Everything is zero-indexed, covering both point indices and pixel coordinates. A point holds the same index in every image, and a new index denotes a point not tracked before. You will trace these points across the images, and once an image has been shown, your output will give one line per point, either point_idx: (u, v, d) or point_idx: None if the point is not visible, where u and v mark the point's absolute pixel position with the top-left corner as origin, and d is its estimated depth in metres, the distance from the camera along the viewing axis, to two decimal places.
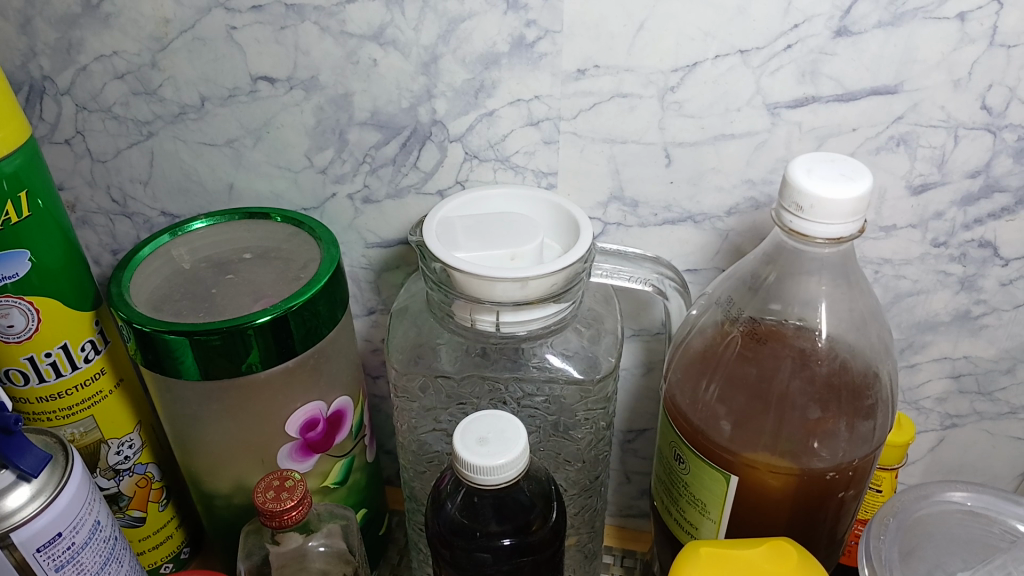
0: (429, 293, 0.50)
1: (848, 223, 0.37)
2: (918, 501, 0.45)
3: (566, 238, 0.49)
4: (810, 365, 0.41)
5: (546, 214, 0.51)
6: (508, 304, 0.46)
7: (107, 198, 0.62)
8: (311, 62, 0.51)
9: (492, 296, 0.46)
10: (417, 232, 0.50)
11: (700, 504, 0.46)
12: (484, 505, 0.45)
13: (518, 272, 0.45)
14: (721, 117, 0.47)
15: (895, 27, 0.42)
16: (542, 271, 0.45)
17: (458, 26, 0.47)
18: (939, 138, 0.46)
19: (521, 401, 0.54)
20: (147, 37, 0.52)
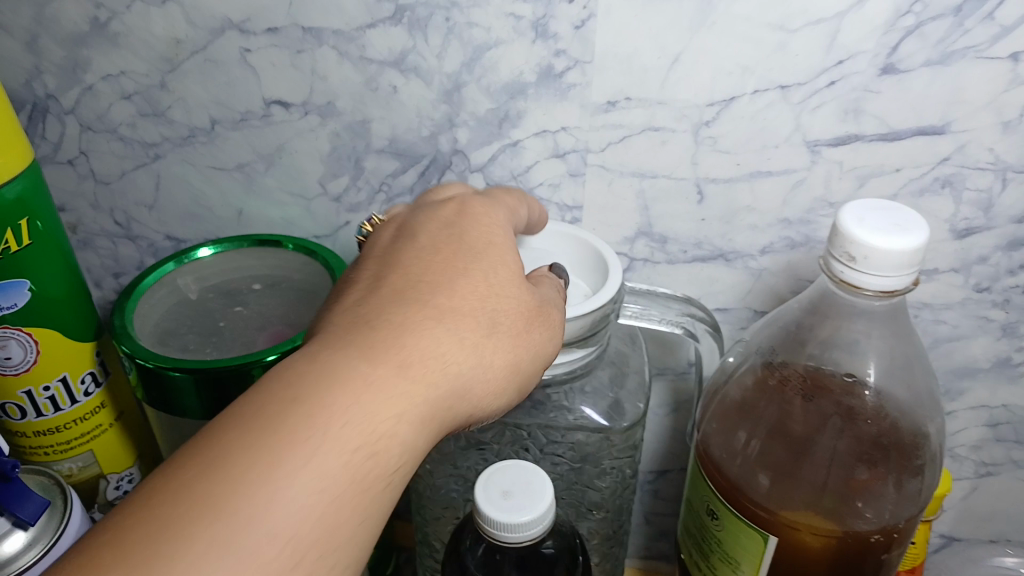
0: None
1: (903, 275, 0.35)
2: None
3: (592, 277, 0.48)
4: (857, 423, 0.40)
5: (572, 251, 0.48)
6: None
7: (111, 220, 0.59)
8: (328, 87, 0.49)
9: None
10: None
11: (733, 562, 0.44)
12: (507, 561, 0.43)
13: None
14: (758, 154, 0.45)
15: (944, 66, 0.40)
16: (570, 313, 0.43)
17: (484, 54, 0.45)
18: (986, 181, 0.44)
19: (544, 448, 0.51)
20: (157, 58, 0.50)
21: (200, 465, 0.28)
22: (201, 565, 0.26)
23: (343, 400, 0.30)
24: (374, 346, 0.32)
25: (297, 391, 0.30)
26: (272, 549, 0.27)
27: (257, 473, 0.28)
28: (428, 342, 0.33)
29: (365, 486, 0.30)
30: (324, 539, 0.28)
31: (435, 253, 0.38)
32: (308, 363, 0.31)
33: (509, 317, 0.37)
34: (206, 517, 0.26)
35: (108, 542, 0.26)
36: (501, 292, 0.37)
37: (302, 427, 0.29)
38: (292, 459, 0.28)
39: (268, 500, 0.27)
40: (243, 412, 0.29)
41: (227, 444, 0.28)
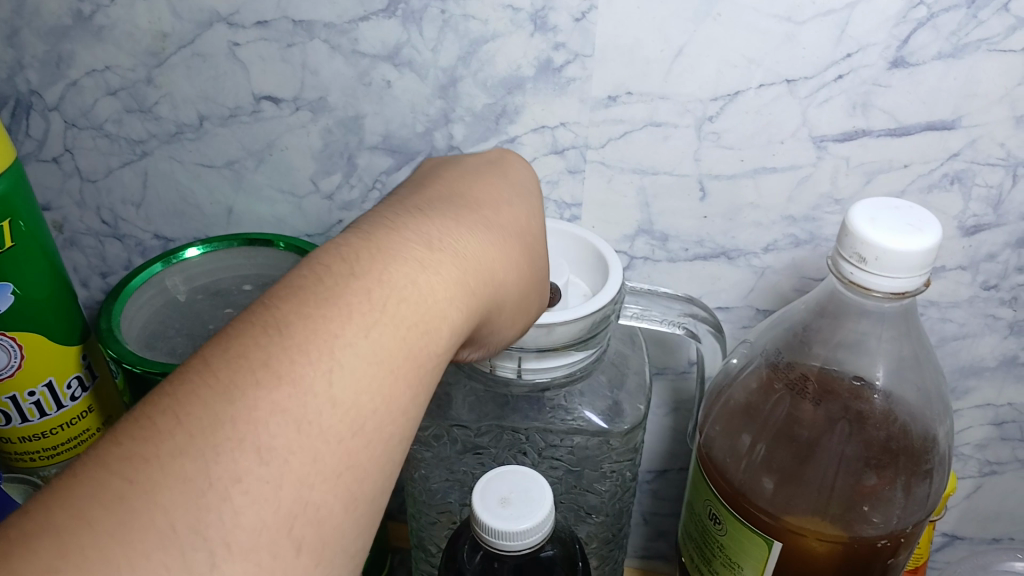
0: None
1: (915, 277, 0.34)
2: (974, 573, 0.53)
3: (592, 278, 0.46)
4: (867, 428, 0.39)
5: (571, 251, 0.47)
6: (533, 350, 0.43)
7: (97, 219, 0.58)
8: (319, 81, 0.48)
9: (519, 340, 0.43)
10: None
11: (736, 567, 0.43)
12: (504, 570, 0.42)
13: (543, 316, 0.42)
14: (762, 149, 0.44)
15: (955, 59, 0.39)
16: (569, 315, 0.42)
17: (481, 47, 0.44)
18: (997, 177, 0.43)
19: (543, 452, 0.51)
20: (143, 52, 0.49)
21: (255, 335, 0.26)
22: (261, 427, 0.24)
23: (400, 277, 0.29)
24: (424, 234, 0.32)
25: (356, 266, 0.29)
26: (332, 420, 0.26)
27: (319, 345, 0.26)
28: (471, 247, 0.33)
29: (415, 362, 0.29)
30: (379, 417, 0.27)
31: (472, 184, 0.38)
32: (360, 242, 0.30)
33: (533, 261, 0.37)
34: (264, 383, 0.25)
35: (164, 406, 0.24)
36: (530, 229, 0.38)
37: (363, 301, 0.28)
38: (352, 328, 0.27)
39: (330, 369, 0.26)
40: (299, 281, 0.28)
41: (286, 312, 0.27)
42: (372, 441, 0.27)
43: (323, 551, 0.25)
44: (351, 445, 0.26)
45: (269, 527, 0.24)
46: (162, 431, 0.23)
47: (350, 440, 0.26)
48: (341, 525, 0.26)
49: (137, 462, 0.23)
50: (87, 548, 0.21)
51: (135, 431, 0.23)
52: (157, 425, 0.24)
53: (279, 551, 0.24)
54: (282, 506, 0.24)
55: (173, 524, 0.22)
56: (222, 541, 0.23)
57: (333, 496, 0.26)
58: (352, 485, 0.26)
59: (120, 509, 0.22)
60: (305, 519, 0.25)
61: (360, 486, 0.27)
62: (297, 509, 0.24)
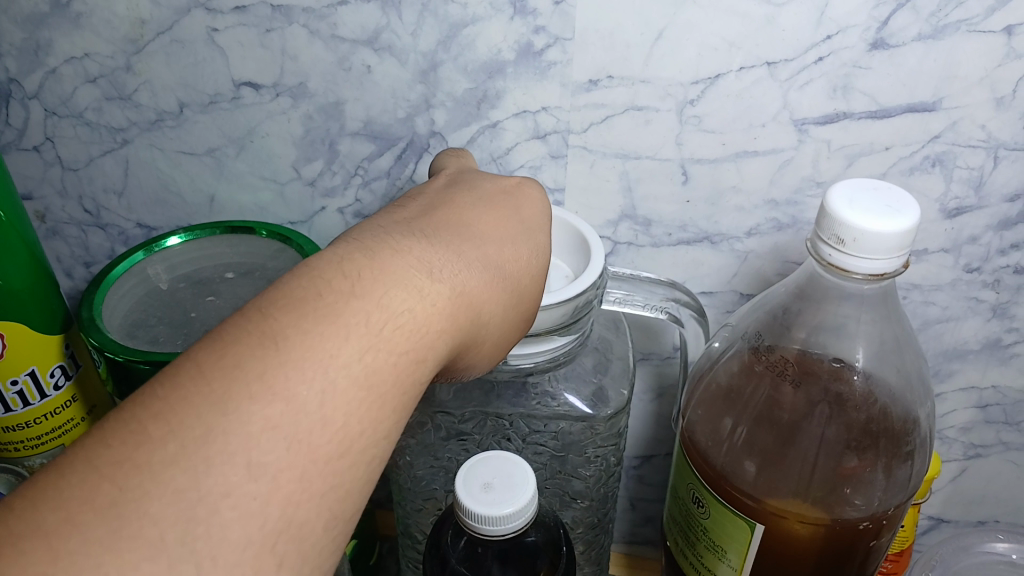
0: None
1: (893, 258, 0.34)
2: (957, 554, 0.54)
3: (575, 262, 0.46)
4: (846, 410, 0.39)
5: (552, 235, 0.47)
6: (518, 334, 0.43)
7: (79, 208, 0.57)
8: (299, 67, 0.47)
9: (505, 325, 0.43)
10: None
11: (719, 549, 0.43)
12: (488, 556, 0.42)
13: None
14: (744, 133, 0.44)
15: (936, 41, 0.39)
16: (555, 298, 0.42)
17: (461, 31, 0.43)
18: (978, 159, 0.43)
19: (527, 437, 0.51)
20: (121, 38, 0.48)
21: (252, 345, 0.26)
22: (252, 442, 0.24)
23: (401, 298, 0.29)
24: (427, 250, 0.31)
25: (357, 283, 0.28)
26: (321, 439, 0.26)
27: (315, 362, 0.26)
28: (474, 263, 0.32)
29: (404, 387, 0.29)
30: (367, 438, 0.27)
31: (481, 198, 0.37)
32: (362, 253, 0.30)
33: (538, 282, 0.36)
34: (258, 398, 0.25)
35: (157, 412, 0.24)
36: (541, 248, 0.37)
37: (361, 321, 0.28)
38: (349, 348, 0.27)
39: (323, 389, 0.26)
40: (298, 291, 0.28)
41: (285, 325, 0.26)
42: (358, 460, 0.27)
43: (304, 566, 0.25)
44: (338, 465, 0.26)
45: (256, 540, 0.24)
46: (155, 439, 0.24)
47: (337, 461, 0.26)
48: (322, 541, 0.26)
49: (130, 468, 0.23)
50: (75, 552, 0.22)
51: (127, 434, 0.24)
52: (149, 431, 0.24)
53: (260, 565, 0.24)
54: (267, 522, 0.24)
55: (163, 533, 0.22)
56: (209, 554, 0.23)
57: (316, 513, 0.26)
58: (335, 504, 0.26)
59: (112, 514, 0.22)
60: (288, 536, 0.25)
61: (344, 503, 0.27)
62: (282, 525, 0.25)
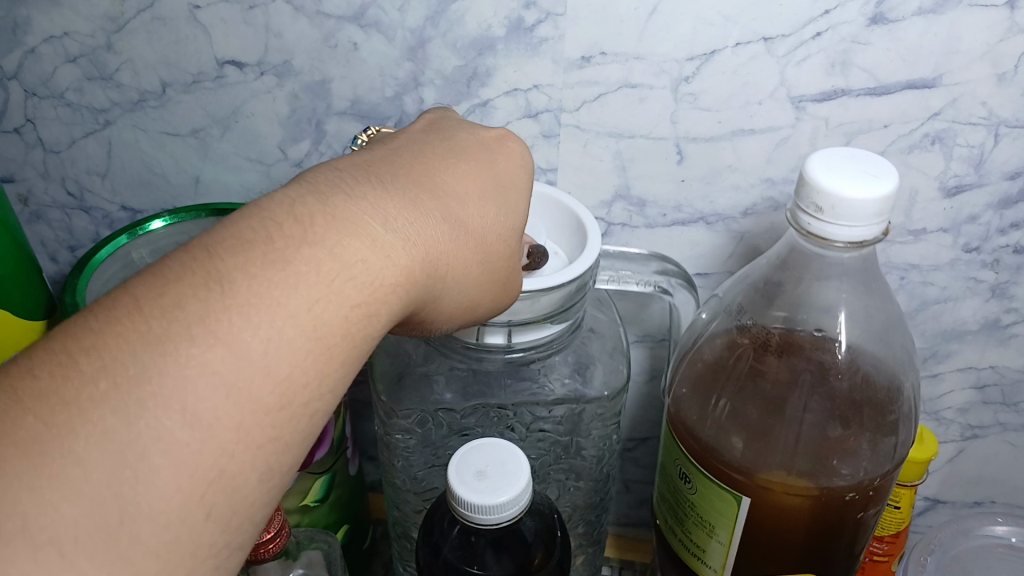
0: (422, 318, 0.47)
1: (870, 225, 0.34)
2: (956, 537, 0.54)
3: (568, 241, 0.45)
4: (830, 379, 0.39)
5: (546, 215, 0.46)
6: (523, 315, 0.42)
7: (62, 190, 0.56)
8: (283, 45, 0.46)
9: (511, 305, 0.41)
10: None
11: (708, 525, 0.43)
12: (482, 544, 0.42)
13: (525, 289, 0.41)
14: (740, 111, 0.43)
15: (936, 15, 0.38)
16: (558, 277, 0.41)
17: (449, 7, 0.42)
18: (979, 137, 0.42)
19: (529, 426, 0.51)
20: (100, 16, 0.47)
21: (194, 286, 0.25)
22: (187, 386, 0.24)
23: (354, 247, 0.28)
24: (390, 202, 0.30)
25: (310, 228, 0.28)
26: (262, 389, 0.25)
27: (260, 307, 0.25)
28: (435, 218, 0.32)
29: (353, 342, 0.28)
30: (310, 391, 0.27)
31: (454, 149, 0.35)
32: (317, 196, 0.29)
33: (508, 248, 0.35)
34: (198, 340, 0.24)
35: (90, 345, 0.23)
36: (516, 208, 0.36)
37: (308, 267, 0.27)
38: (295, 296, 0.26)
39: (267, 337, 0.25)
40: (247, 234, 0.27)
41: (231, 267, 0.26)
42: (298, 415, 0.26)
43: (234, 517, 0.25)
44: (278, 418, 0.26)
45: (183, 490, 0.23)
46: (87, 374, 0.23)
47: (277, 412, 0.26)
48: (257, 497, 0.25)
49: (57, 404, 0.22)
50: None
51: (58, 368, 0.23)
52: (81, 366, 0.23)
53: (189, 515, 0.23)
54: (199, 470, 0.24)
55: (87, 474, 0.22)
56: (135, 498, 0.22)
57: (252, 465, 0.25)
58: (274, 460, 0.26)
59: (35, 448, 0.22)
60: (220, 486, 0.24)
61: (282, 455, 0.26)
62: (213, 476, 0.24)
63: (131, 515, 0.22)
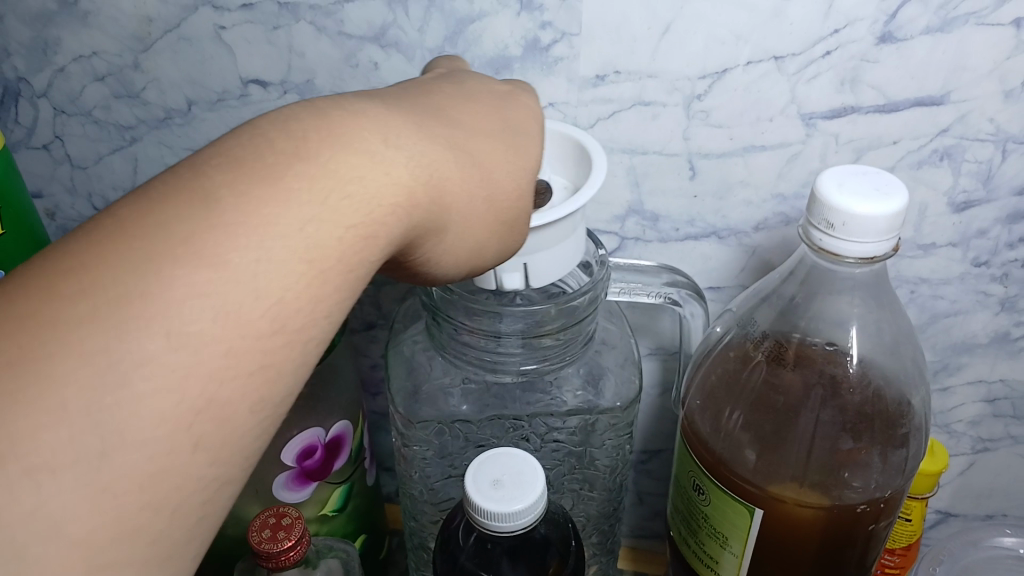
0: (434, 330, 0.48)
1: (882, 242, 0.35)
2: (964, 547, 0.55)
3: (574, 172, 0.41)
4: (841, 393, 0.40)
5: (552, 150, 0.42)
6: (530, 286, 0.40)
7: (88, 205, 0.58)
8: (306, 64, 0.47)
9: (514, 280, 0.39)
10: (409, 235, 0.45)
11: (722, 537, 0.43)
12: (498, 552, 0.42)
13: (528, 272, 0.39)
14: (752, 127, 0.44)
15: (943, 34, 0.39)
16: (554, 239, 0.38)
17: (467, 27, 0.43)
18: (987, 152, 0.42)
19: (544, 436, 0.52)
20: (128, 36, 0.48)
21: (181, 203, 0.24)
22: (170, 308, 0.22)
23: (354, 167, 0.27)
24: (394, 125, 0.29)
25: (307, 145, 0.26)
26: (254, 314, 0.24)
27: (251, 227, 0.24)
28: (442, 145, 0.30)
29: (354, 268, 0.27)
30: (304, 320, 0.25)
31: (465, 85, 0.34)
32: (317, 114, 0.27)
33: (525, 190, 0.34)
34: (183, 258, 0.23)
35: (70, 265, 0.22)
36: (533, 144, 0.34)
37: (308, 187, 0.26)
38: (289, 216, 0.25)
39: (258, 258, 0.24)
40: (239, 151, 0.26)
41: (221, 184, 0.24)
42: (293, 341, 0.25)
43: (224, 449, 0.24)
44: (271, 345, 0.25)
45: (167, 421, 0.22)
46: (65, 296, 0.22)
47: (270, 338, 0.24)
48: (249, 428, 0.25)
49: (30, 324, 0.21)
50: None
51: (37, 290, 0.22)
52: (60, 287, 0.22)
53: (174, 443, 0.22)
54: (185, 396, 0.22)
55: (65, 400, 0.21)
56: (117, 425, 0.21)
57: (243, 393, 0.24)
58: (267, 388, 0.25)
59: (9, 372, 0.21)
60: (210, 414, 0.23)
61: (275, 386, 0.25)
62: (201, 403, 0.23)
63: (114, 443, 0.21)
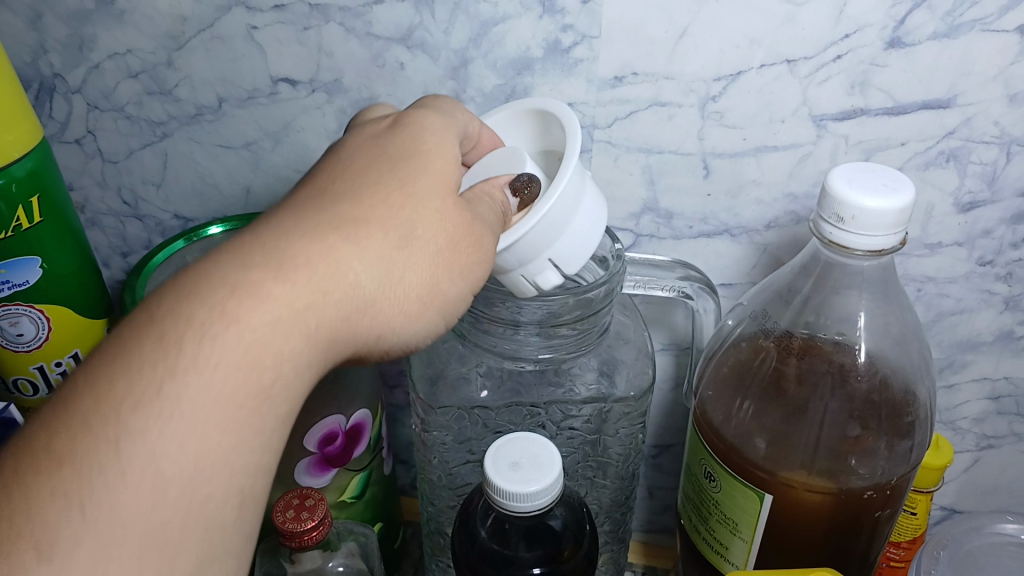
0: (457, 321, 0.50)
1: (890, 235, 0.36)
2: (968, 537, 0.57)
3: (545, 138, 0.44)
4: (850, 382, 0.42)
5: (519, 127, 0.45)
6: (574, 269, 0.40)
7: (117, 199, 0.59)
8: (334, 64, 0.49)
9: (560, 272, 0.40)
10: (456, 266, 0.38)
11: (732, 523, 0.45)
12: (514, 530, 0.46)
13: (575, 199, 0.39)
14: (765, 128, 0.45)
15: (950, 39, 0.41)
16: (572, 210, 0.39)
17: (491, 29, 0.45)
18: (992, 154, 0.44)
19: (560, 423, 0.54)
20: (162, 35, 0.50)
21: (50, 411, 0.27)
22: (36, 518, 0.25)
23: (202, 318, 0.29)
24: (249, 257, 0.30)
25: (154, 315, 0.29)
26: (120, 489, 0.26)
27: (106, 413, 0.27)
28: (307, 256, 0.31)
29: (235, 404, 0.28)
30: (190, 477, 0.27)
31: (346, 172, 0.35)
32: (171, 283, 0.30)
33: (439, 235, 0.34)
34: (48, 466, 0.26)
35: None
36: (423, 207, 0.34)
37: (157, 356, 0.28)
38: (143, 385, 0.27)
39: (116, 439, 0.26)
40: (102, 349, 0.29)
41: (81, 384, 0.27)
42: (177, 500, 0.27)
43: None
44: (152, 513, 0.27)
45: None
46: None
47: (147, 509, 0.26)
48: None
49: None
50: None
51: None
52: None
53: None
54: None
55: None
56: None
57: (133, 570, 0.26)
58: (164, 547, 0.27)
59: None
60: None
61: (169, 550, 0.27)
62: None
63: None
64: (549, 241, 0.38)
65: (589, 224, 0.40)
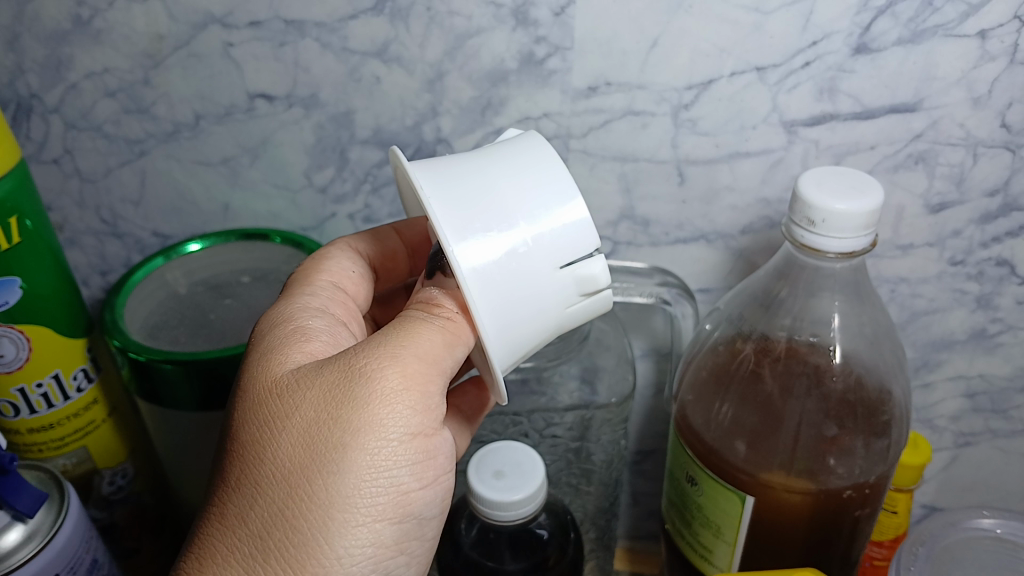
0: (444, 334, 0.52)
1: (860, 236, 0.37)
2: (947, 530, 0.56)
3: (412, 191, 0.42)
4: (825, 382, 0.42)
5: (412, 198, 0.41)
6: (591, 252, 0.36)
7: (96, 218, 0.57)
8: (311, 79, 0.49)
9: (592, 281, 0.36)
10: (559, 318, 0.37)
11: (715, 527, 0.45)
12: (500, 540, 0.46)
13: (463, 167, 0.36)
14: (737, 134, 0.46)
15: (914, 45, 0.42)
16: (463, 183, 0.35)
17: (465, 42, 0.46)
18: (958, 156, 0.45)
19: (543, 431, 0.57)
20: (139, 53, 0.49)
21: None
22: None
23: None
24: (211, 546, 0.34)
25: None
26: None
27: None
28: (249, 547, 0.33)
29: None
30: None
31: (261, 421, 0.35)
32: None
33: (318, 420, 0.34)
34: None
35: None
36: (345, 446, 0.33)
37: None
38: None
39: None
40: None
41: None
42: None
43: None
44: None
45: None
46: None
47: None
48: None
49: None
50: None
51: None
52: None
53: None
54: None
55: None
56: None
57: None
58: None
59: None
60: None
61: None
62: None
63: None
64: (536, 279, 0.35)
65: (544, 232, 0.35)
